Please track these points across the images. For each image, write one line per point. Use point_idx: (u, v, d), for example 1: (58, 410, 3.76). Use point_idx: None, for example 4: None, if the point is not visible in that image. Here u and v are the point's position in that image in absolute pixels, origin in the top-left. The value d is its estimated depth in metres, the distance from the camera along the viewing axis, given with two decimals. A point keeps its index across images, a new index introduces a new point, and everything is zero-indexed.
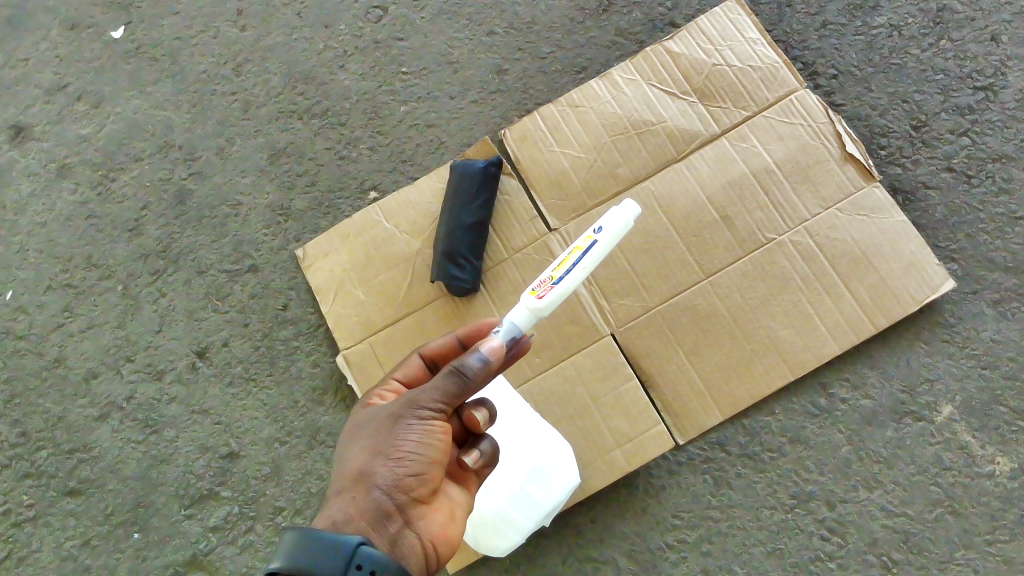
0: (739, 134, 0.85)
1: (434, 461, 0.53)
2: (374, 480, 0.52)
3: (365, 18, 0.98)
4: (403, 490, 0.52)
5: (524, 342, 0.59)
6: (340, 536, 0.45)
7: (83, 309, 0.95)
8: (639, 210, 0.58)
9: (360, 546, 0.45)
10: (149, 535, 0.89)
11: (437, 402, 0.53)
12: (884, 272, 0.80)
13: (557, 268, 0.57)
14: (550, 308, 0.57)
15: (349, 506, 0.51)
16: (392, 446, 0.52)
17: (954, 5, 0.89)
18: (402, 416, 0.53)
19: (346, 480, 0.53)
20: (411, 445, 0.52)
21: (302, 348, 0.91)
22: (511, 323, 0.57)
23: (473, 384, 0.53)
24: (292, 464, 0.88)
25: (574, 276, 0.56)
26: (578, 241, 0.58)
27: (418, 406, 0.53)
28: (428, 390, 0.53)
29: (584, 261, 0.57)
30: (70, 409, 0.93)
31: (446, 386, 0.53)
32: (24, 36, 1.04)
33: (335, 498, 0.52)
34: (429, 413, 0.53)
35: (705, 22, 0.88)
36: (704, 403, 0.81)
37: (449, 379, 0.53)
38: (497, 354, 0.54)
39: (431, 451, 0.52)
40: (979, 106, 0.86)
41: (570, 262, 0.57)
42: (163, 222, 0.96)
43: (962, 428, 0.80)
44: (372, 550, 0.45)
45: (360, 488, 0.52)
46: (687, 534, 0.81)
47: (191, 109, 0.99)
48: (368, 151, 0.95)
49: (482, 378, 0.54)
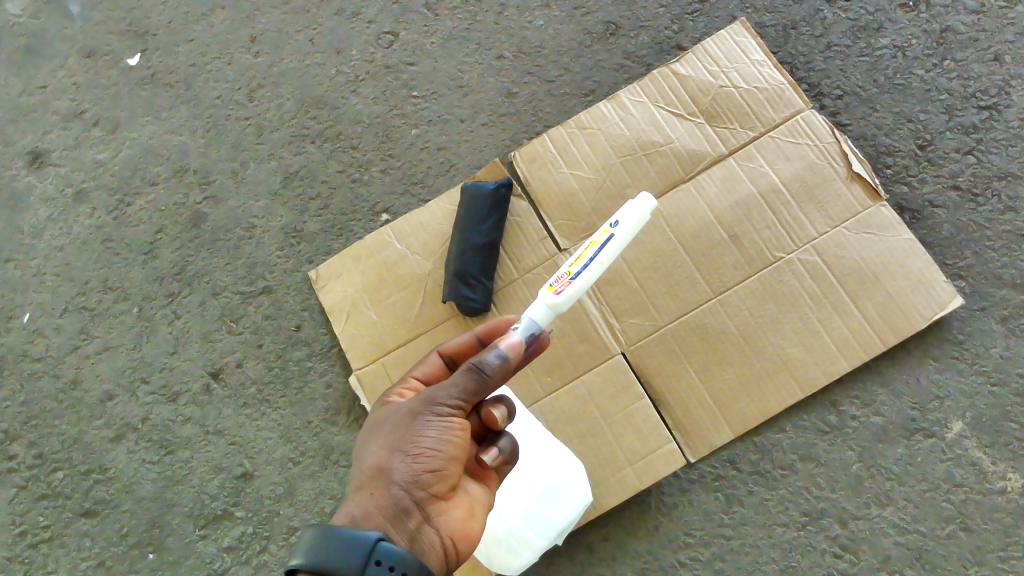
0: (746, 154, 0.86)
1: (452, 457, 0.53)
2: (393, 476, 0.53)
3: (376, 43, 1.00)
4: (420, 486, 0.53)
5: (543, 339, 0.59)
6: (359, 533, 0.46)
7: (99, 331, 0.97)
8: (656, 203, 0.57)
9: (378, 542, 0.45)
10: (164, 555, 0.90)
11: (456, 399, 0.54)
12: (892, 289, 0.80)
13: (574, 263, 0.57)
14: (568, 303, 0.57)
15: (368, 501, 0.52)
16: (410, 442, 0.53)
17: (957, 26, 0.90)
18: (421, 412, 0.54)
19: (365, 476, 0.54)
20: (429, 442, 0.53)
21: (315, 369, 0.92)
22: (530, 320, 0.57)
23: (491, 381, 0.54)
24: (306, 484, 0.89)
25: (591, 270, 0.56)
26: (595, 236, 0.57)
27: (436, 403, 0.54)
28: (447, 387, 0.54)
29: (601, 255, 0.56)
30: (86, 430, 0.94)
31: (464, 383, 0.53)
32: (42, 64, 1.06)
33: (355, 493, 0.54)
34: (447, 410, 0.54)
35: (711, 44, 0.89)
36: (715, 421, 0.82)
37: (468, 375, 0.53)
38: (516, 351, 0.54)
39: (449, 447, 0.53)
40: (984, 125, 0.87)
41: (587, 256, 0.57)
42: (178, 245, 0.98)
43: (973, 445, 0.80)
44: (391, 546, 0.46)
45: (379, 484, 0.53)
46: (700, 552, 0.82)
47: (206, 134, 1.01)
48: (380, 174, 0.96)
49: (500, 375, 0.54)
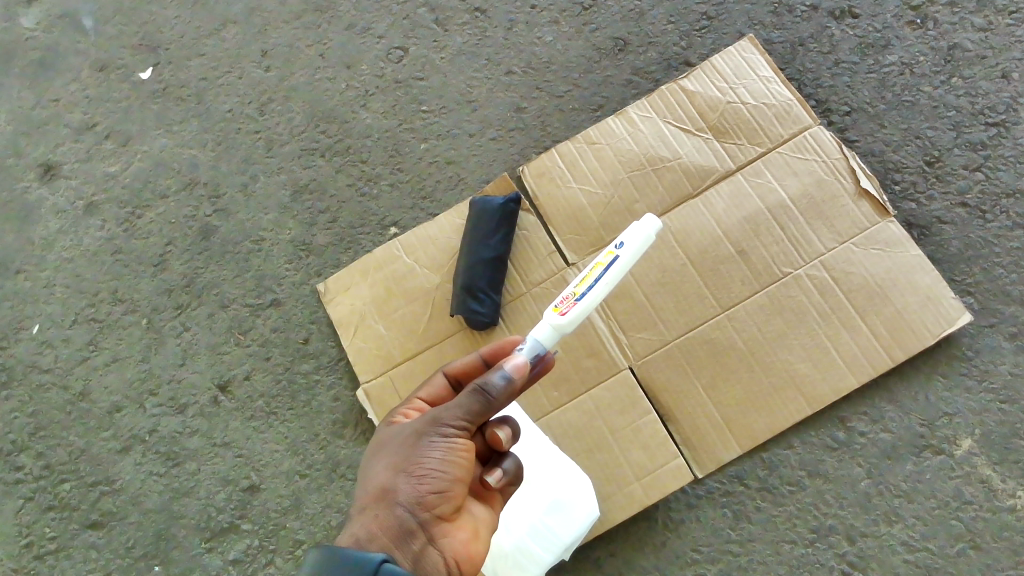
0: (754, 169, 0.86)
1: (457, 478, 0.53)
2: (397, 497, 0.53)
3: (386, 58, 1.01)
4: (425, 507, 0.53)
5: (549, 359, 0.59)
6: (362, 556, 0.45)
7: (108, 343, 0.97)
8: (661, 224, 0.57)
9: (382, 564, 0.45)
10: (170, 567, 0.90)
11: (460, 420, 0.54)
12: (901, 305, 0.80)
13: (579, 284, 0.58)
14: (573, 324, 0.57)
15: (372, 523, 0.52)
16: (416, 463, 0.53)
17: (965, 44, 0.91)
18: (425, 433, 0.54)
19: (369, 497, 0.54)
20: (433, 462, 0.53)
21: (323, 382, 0.92)
22: (535, 340, 0.57)
23: (497, 402, 0.54)
24: (312, 497, 0.89)
25: (596, 292, 0.57)
26: (601, 257, 0.58)
27: (441, 424, 0.54)
28: (452, 408, 0.54)
29: (606, 276, 0.56)
30: (93, 441, 0.94)
31: (469, 404, 0.54)
32: (54, 77, 1.07)
33: (359, 514, 0.54)
34: (452, 430, 0.54)
35: (719, 61, 0.90)
36: (723, 437, 0.82)
37: (473, 397, 0.54)
38: (522, 372, 0.55)
39: (454, 468, 0.53)
40: (991, 142, 0.87)
41: (591, 279, 0.57)
42: (188, 257, 0.98)
43: (982, 462, 0.80)
44: (394, 568, 0.45)
45: (384, 505, 0.53)
46: (708, 568, 0.81)
47: (216, 147, 1.01)
48: (389, 188, 0.96)
49: (505, 396, 0.54)
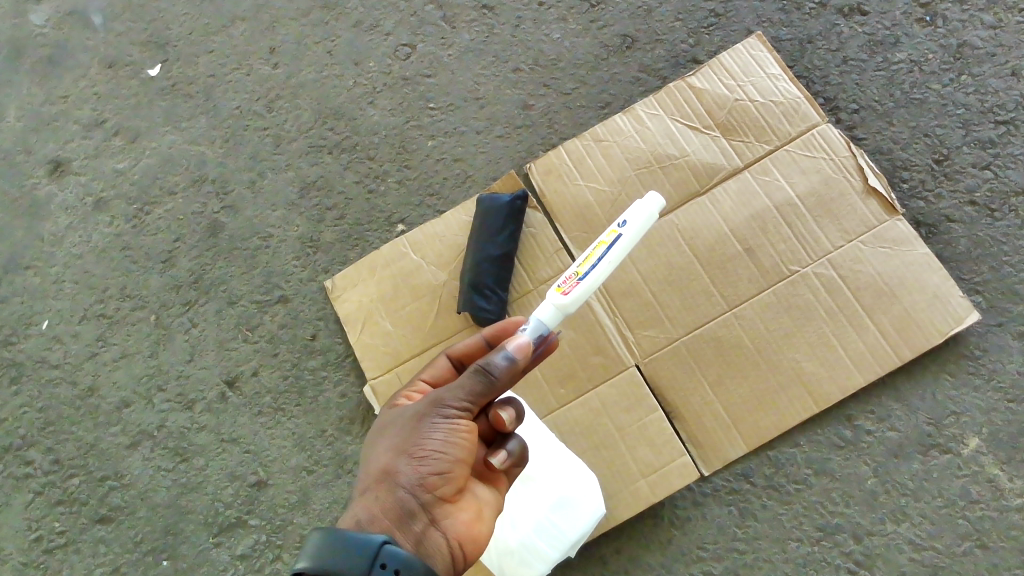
0: (762, 167, 0.86)
1: (459, 460, 0.53)
2: (398, 479, 0.53)
3: (394, 55, 1.01)
4: (426, 489, 0.53)
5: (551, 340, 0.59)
6: (364, 536, 0.45)
7: (116, 339, 0.97)
8: (663, 202, 0.57)
9: (383, 546, 0.45)
10: (178, 562, 0.90)
11: (462, 402, 0.54)
12: (908, 304, 0.80)
13: (580, 265, 0.58)
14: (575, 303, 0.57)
15: (373, 505, 0.52)
16: (417, 445, 0.53)
17: (974, 41, 0.90)
18: (427, 415, 0.54)
19: (371, 478, 0.54)
20: (436, 444, 0.53)
21: (330, 378, 0.92)
22: (537, 320, 0.57)
23: (500, 382, 0.54)
24: (320, 492, 0.89)
25: (599, 270, 0.57)
26: (602, 236, 0.58)
27: (443, 405, 0.54)
28: (454, 390, 0.54)
29: (608, 255, 0.57)
30: (102, 436, 0.95)
31: (472, 384, 0.54)
32: (64, 74, 1.07)
33: (361, 495, 0.54)
34: (454, 412, 0.54)
35: (727, 57, 0.89)
36: (729, 435, 0.82)
37: (475, 376, 0.54)
38: (525, 352, 0.55)
39: (456, 450, 0.53)
40: (1001, 139, 0.87)
41: (595, 257, 0.57)
42: (196, 253, 0.98)
43: (990, 461, 0.80)
44: (395, 550, 0.45)
45: (384, 487, 0.53)
46: (713, 566, 0.81)
47: (225, 144, 1.01)
48: (396, 185, 0.97)
49: (507, 375, 0.54)
